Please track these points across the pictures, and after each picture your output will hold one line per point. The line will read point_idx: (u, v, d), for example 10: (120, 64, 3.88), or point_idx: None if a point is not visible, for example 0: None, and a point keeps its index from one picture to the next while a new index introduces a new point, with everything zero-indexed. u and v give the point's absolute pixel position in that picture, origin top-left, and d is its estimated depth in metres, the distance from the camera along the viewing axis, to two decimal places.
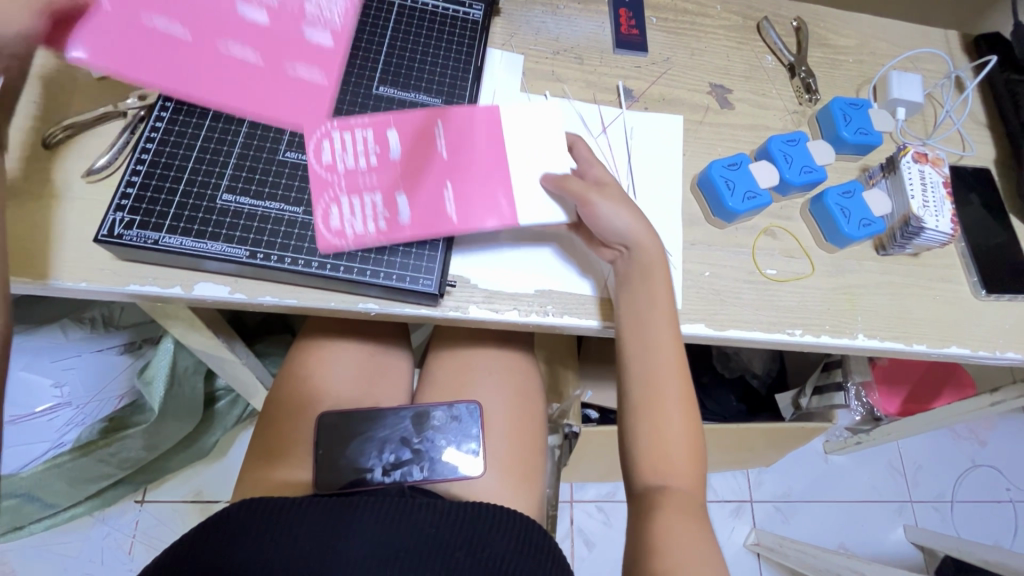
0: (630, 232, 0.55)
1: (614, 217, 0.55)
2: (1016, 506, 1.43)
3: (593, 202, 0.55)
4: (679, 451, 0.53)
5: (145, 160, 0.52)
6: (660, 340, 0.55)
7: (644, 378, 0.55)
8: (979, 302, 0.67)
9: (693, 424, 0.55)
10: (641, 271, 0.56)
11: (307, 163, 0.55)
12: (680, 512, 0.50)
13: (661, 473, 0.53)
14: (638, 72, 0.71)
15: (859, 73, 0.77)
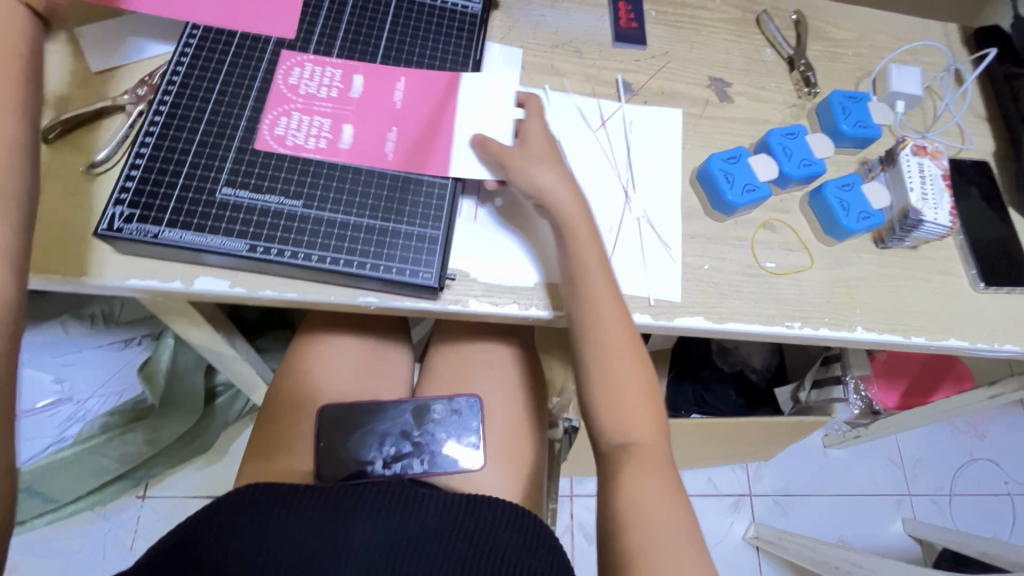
0: (550, 187, 0.56)
1: (532, 175, 0.56)
2: (1014, 499, 1.44)
3: (507, 164, 0.56)
4: (634, 406, 0.54)
5: (144, 155, 0.52)
6: (596, 291, 0.54)
7: (587, 334, 0.54)
8: (977, 295, 0.67)
9: (646, 372, 0.55)
10: (563, 220, 0.55)
11: (274, 79, 0.58)
12: (644, 470, 0.51)
13: (622, 431, 0.53)
14: (637, 65, 0.71)
15: (858, 67, 0.77)
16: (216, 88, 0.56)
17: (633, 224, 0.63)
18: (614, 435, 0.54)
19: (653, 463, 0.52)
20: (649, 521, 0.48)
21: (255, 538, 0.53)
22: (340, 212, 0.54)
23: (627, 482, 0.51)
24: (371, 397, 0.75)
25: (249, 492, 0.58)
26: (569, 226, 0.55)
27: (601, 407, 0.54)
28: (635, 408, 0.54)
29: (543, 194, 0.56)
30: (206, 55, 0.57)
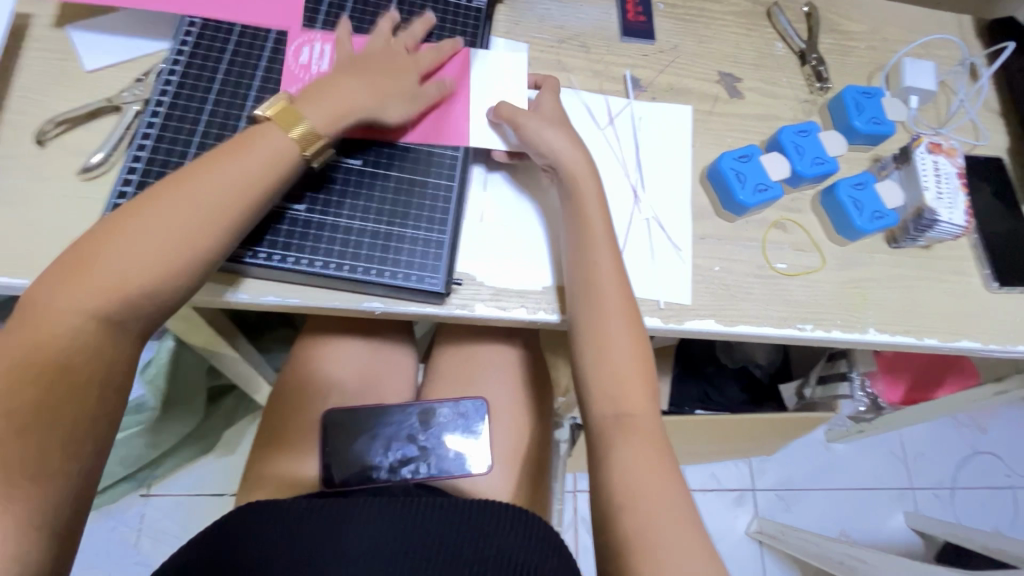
0: (563, 151, 0.56)
1: (544, 137, 0.56)
2: (1016, 492, 1.44)
3: (521, 125, 0.56)
4: (628, 376, 0.51)
5: (142, 158, 0.51)
6: (597, 257, 0.53)
7: (585, 299, 0.52)
8: (990, 295, 0.66)
9: (643, 341, 0.52)
10: (572, 182, 0.55)
11: (284, 56, 0.56)
12: (638, 443, 0.49)
13: (617, 402, 0.51)
14: (645, 60, 0.69)
15: (871, 60, 0.75)
16: (214, 87, 0.54)
17: (643, 225, 0.61)
18: (610, 405, 0.51)
19: (648, 434, 0.49)
20: None
21: (260, 553, 0.53)
22: (344, 216, 0.53)
23: (621, 456, 0.48)
24: (376, 399, 0.74)
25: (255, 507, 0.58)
26: (577, 190, 0.55)
27: (594, 377, 0.52)
28: (630, 379, 0.51)
29: (554, 157, 0.55)
30: (203, 52, 0.55)
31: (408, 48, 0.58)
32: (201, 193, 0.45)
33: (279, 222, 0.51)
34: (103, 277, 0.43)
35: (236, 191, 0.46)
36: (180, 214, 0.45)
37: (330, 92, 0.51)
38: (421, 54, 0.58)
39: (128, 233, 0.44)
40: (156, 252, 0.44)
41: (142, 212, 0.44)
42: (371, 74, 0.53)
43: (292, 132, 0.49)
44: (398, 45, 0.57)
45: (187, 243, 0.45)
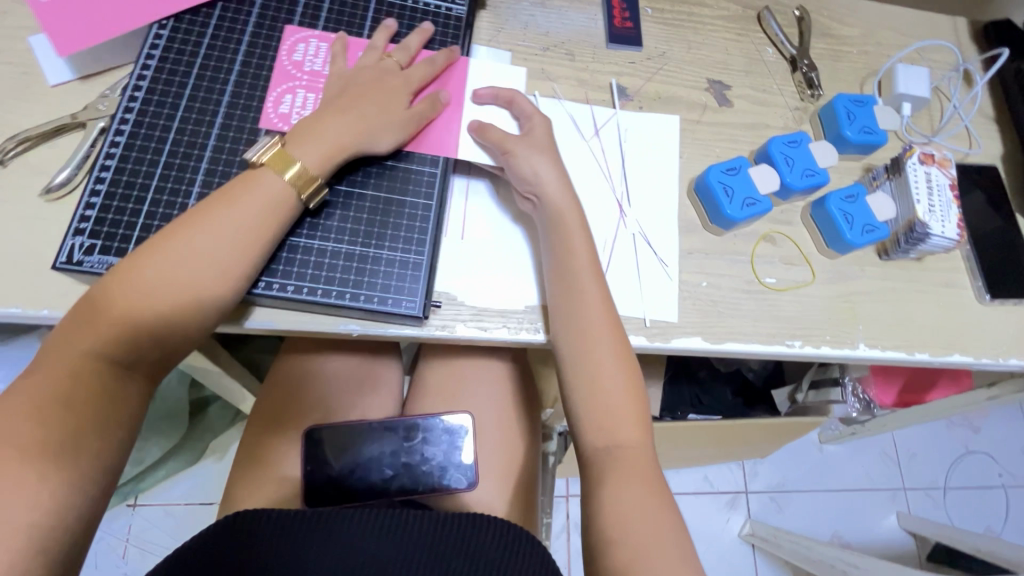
0: (546, 176, 0.54)
1: (530, 165, 0.54)
2: (1008, 491, 1.44)
3: (510, 151, 0.55)
4: (619, 406, 0.49)
5: (105, 179, 0.48)
6: (585, 285, 0.52)
7: (574, 329, 0.51)
8: (983, 307, 0.65)
9: (629, 366, 0.51)
10: (553, 209, 0.53)
11: (274, 56, 0.55)
12: (629, 477, 0.47)
13: (607, 432, 0.49)
14: (632, 67, 0.67)
15: (863, 66, 0.73)
16: (182, 102, 0.51)
17: (628, 240, 0.60)
18: (601, 438, 0.49)
19: (640, 467, 0.48)
20: None
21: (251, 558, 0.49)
22: (318, 237, 0.51)
23: (612, 490, 0.46)
24: (360, 415, 0.73)
25: (247, 515, 0.52)
26: (561, 219, 0.53)
27: (583, 407, 0.50)
28: (620, 409, 0.49)
29: (539, 185, 0.54)
30: (171, 66, 0.52)
31: (403, 65, 0.56)
32: (201, 241, 0.43)
33: (281, 249, 0.50)
34: (106, 329, 0.41)
35: (239, 238, 0.44)
36: (182, 264, 0.43)
37: (320, 129, 0.49)
38: (413, 70, 0.56)
39: (129, 286, 0.42)
40: (162, 304, 0.42)
41: (139, 263, 0.42)
42: (364, 108, 0.51)
43: (287, 176, 0.47)
44: (391, 63, 0.55)
45: (193, 291, 0.43)
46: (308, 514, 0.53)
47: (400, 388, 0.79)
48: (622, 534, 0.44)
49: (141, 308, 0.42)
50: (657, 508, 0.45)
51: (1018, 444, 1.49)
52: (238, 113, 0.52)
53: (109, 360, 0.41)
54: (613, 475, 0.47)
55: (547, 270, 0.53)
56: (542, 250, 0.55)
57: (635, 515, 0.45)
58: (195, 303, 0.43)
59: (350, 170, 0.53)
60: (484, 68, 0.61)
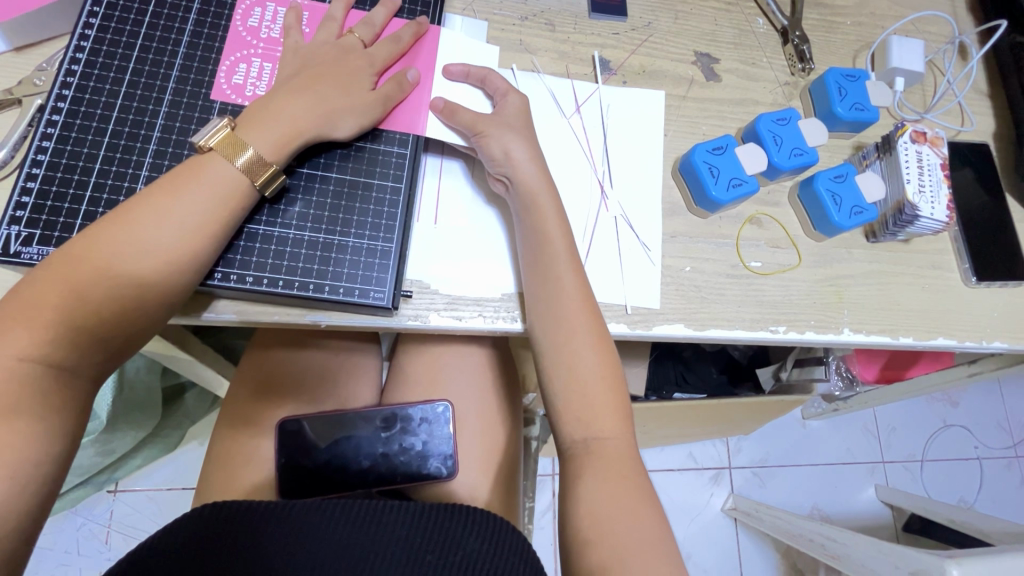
0: (522, 159, 0.51)
1: (502, 146, 0.51)
2: (983, 463, 1.48)
3: (481, 132, 0.51)
4: (596, 395, 0.48)
5: (43, 162, 0.44)
6: (561, 272, 0.49)
7: (551, 319, 0.49)
8: (968, 290, 0.64)
9: (608, 356, 0.49)
10: (528, 194, 0.50)
11: (227, 22, 0.50)
12: (607, 471, 0.46)
13: (585, 424, 0.48)
14: (616, 39, 0.64)
15: (857, 38, 0.70)
16: (125, 77, 0.47)
17: (609, 223, 0.57)
18: (577, 428, 0.48)
19: (618, 461, 0.47)
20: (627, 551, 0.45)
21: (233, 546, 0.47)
22: (278, 225, 0.48)
23: (588, 487, 0.45)
24: (336, 404, 0.71)
25: (217, 505, 0.50)
26: (537, 204, 0.50)
27: (561, 398, 0.49)
28: (598, 398, 0.48)
29: (514, 167, 0.51)
30: (111, 37, 0.48)
31: (366, 42, 0.52)
32: (144, 233, 0.40)
33: (238, 237, 0.47)
34: (43, 328, 0.38)
35: (186, 230, 0.41)
36: (126, 257, 0.40)
37: (274, 112, 0.45)
38: (378, 46, 0.52)
39: (66, 281, 0.39)
40: (104, 300, 0.40)
41: (76, 257, 0.39)
42: (323, 88, 0.47)
43: (240, 162, 0.43)
44: (353, 39, 0.51)
45: (139, 287, 0.40)
46: (281, 506, 0.51)
47: (378, 375, 0.77)
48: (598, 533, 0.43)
49: (81, 304, 0.39)
50: (633, 505, 0.44)
51: (995, 417, 1.52)
52: (189, 89, 0.48)
53: (50, 358, 0.39)
54: (592, 469, 0.46)
55: (523, 258, 0.51)
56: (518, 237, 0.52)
57: (612, 513, 0.44)
58: (141, 299, 0.41)
59: (317, 160, 0.50)
60: (455, 38, 0.57)
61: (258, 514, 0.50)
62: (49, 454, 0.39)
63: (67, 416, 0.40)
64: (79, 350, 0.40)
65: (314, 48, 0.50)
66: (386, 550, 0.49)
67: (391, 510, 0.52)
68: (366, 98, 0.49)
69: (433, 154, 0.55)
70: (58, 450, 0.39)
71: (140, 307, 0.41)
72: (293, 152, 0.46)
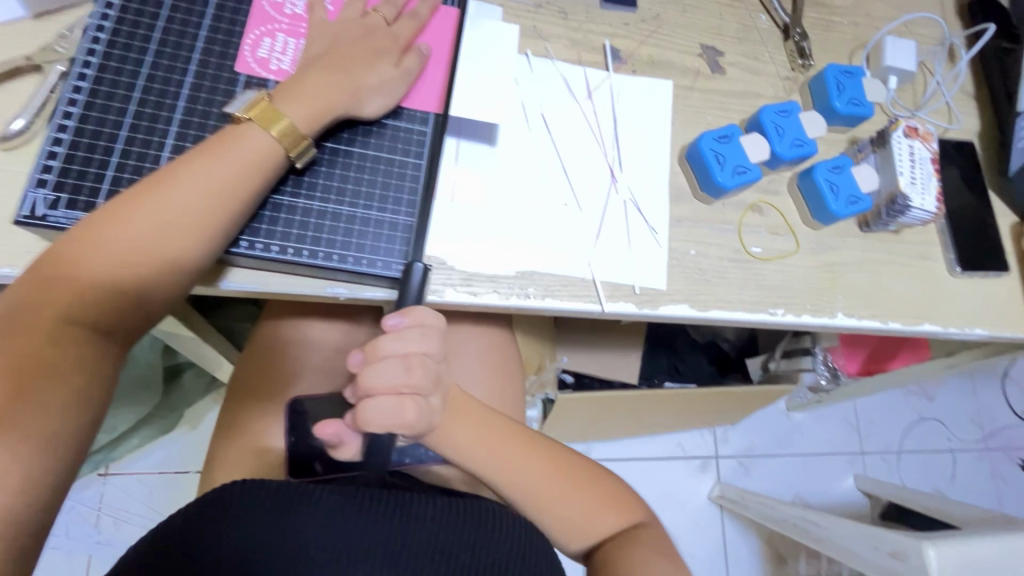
0: None
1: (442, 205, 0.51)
2: (955, 454, 1.54)
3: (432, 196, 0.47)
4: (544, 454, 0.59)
5: (68, 127, 0.44)
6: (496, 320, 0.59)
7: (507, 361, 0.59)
8: (953, 279, 0.67)
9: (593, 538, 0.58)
10: None
11: None
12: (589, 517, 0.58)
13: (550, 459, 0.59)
14: (626, 30, 0.66)
15: (853, 37, 0.73)
16: (151, 47, 0.47)
17: (619, 206, 0.59)
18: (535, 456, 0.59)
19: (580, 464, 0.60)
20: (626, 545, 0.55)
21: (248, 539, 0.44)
22: (303, 197, 0.49)
23: None
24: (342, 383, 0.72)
25: (248, 483, 0.48)
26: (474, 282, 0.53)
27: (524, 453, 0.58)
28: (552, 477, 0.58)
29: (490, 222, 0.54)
30: (137, 7, 0.48)
31: (390, 20, 0.53)
32: (181, 199, 0.42)
33: (263, 207, 0.48)
34: (81, 290, 0.40)
35: (222, 194, 0.43)
36: (165, 219, 0.41)
37: (305, 87, 0.47)
38: (400, 26, 0.53)
39: (106, 240, 0.40)
40: (143, 261, 0.41)
41: (117, 217, 0.40)
42: (348, 65, 0.49)
43: (275, 130, 0.45)
44: (376, 19, 0.52)
45: (177, 249, 0.41)
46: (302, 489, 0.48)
47: None
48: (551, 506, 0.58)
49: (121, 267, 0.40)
50: None
51: (968, 411, 1.58)
52: (214, 61, 0.48)
53: (89, 321, 0.40)
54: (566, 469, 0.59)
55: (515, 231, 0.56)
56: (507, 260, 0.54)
57: None
58: (175, 264, 0.42)
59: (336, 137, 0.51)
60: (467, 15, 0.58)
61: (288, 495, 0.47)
62: (79, 413, 0.40)
63: (96, 378, 0.41)
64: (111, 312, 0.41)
65: (340, 28, 0.51)
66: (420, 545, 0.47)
67: (420, 503, 0.50)
68: (391, 78, 0.51)
69: (451, 130, 0.57)
70: (87, 411, 0.40)
71: (175, 272, 0.42)
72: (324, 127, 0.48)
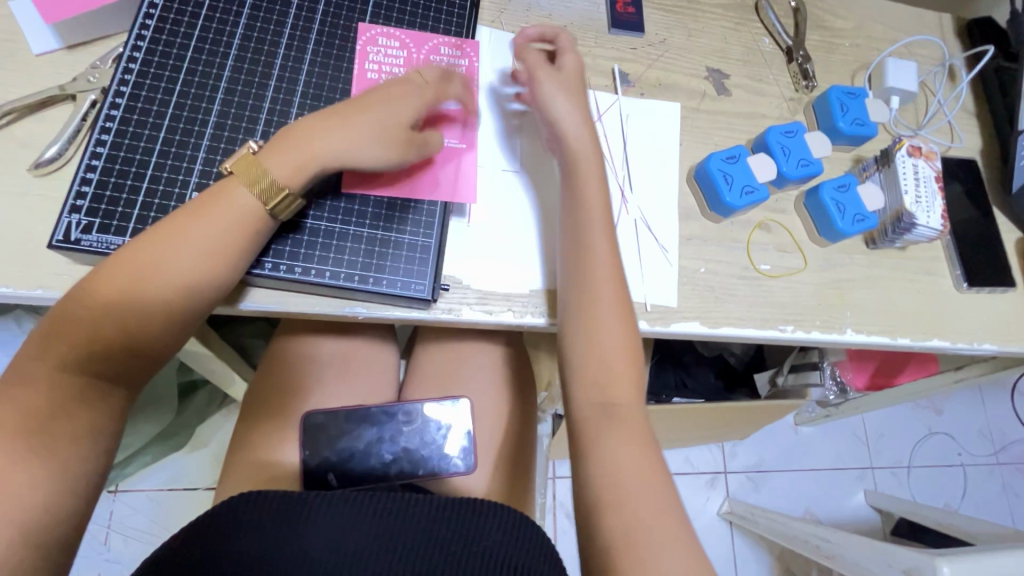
0: (573, 138, 0.54)
1: (554, 101, 0.55)
2: (966, 469, 1.53)
3: (539, 79, 0.56)
4: (619, 369, 0.51)
5: (101, 154, 0.46)
6: (594, 238, 0.53)
7: (577, 281, 0.52)
8: (960, 294, 0.68)
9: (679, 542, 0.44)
10: (574, 164, 0.54)
11: (275, 28, 0.53)
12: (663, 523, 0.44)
13: (603, 390, 0.50)
14: (634, 54, 0.68)
15: (855, 58, 0.75)
16: (179, 75, 0.49)
17: (630, 226, 0.61)
18: (594, 398, 0.51)
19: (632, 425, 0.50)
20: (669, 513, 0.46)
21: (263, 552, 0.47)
22: (326, 218, 0.51)
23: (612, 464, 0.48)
24: (358, 400, 0.72)
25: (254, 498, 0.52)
26: (578, 164, 0.54)
27: (580, 362, 0.51)
28: (614, 386, 0.51)
29: (560, 128, 0.55)
30: (166, 37, 0.50)
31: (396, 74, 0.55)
32: (188, 233, 0.44)
33: (282, 229, 0.50)
34: (83, 342, 0.42)
35: (208, 248, 0.44)
36: (156, 273, 0.43)
37: (302, 134, 0.47)
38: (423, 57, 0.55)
39: (99, 297, 0.42)
40: (155, 293, 0.43)
41: (112, 274, 0.42)
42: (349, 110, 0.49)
43: (256, 188, 0.45)
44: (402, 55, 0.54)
45: (181, 278, 0.43)
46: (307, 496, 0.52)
47: (396, 372, 0.78)
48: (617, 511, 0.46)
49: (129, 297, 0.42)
50: (657, 483, 0.47)
51: (978, 425, 1.58)
52: (240, 88, 0.50)
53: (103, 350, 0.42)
54: (607, 430, 0.49)
55: (560, 244, 0.54)
56: (557, 249, 0.55)
57: (637, 490, 0.46)
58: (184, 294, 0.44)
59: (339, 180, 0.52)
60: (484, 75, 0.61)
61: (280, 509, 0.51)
62: None
63: None
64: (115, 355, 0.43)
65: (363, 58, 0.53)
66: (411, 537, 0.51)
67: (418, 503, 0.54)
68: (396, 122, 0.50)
69: (506, 157, 0.59)
70: None
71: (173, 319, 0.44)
72: (310, 176, 0.47)
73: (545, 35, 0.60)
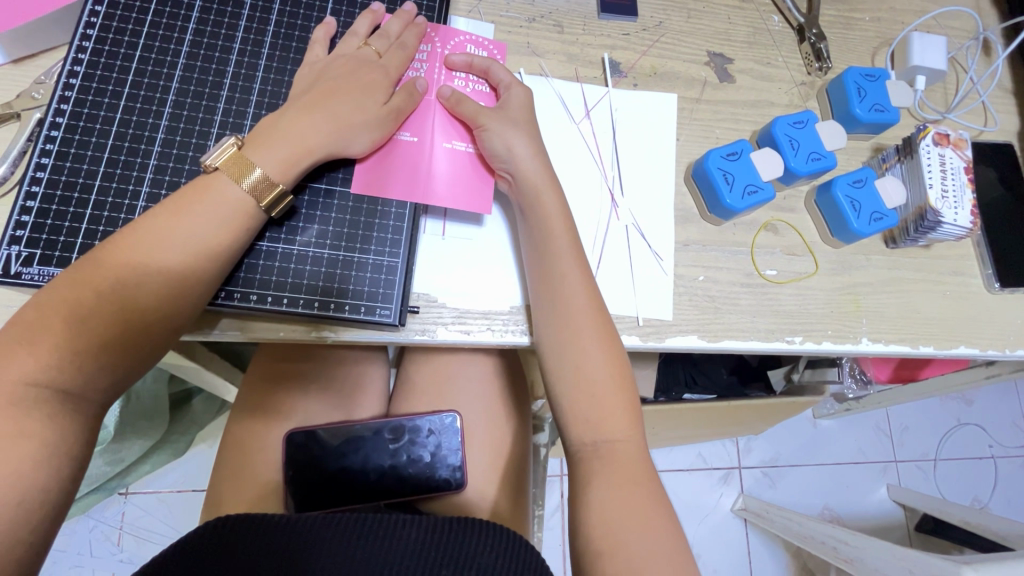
0: (527, 162, 0.50)
1: (503, 141, 0.50)
2: (997, 461, 1.46)
3: (482, 125, 0.50)
4: (605, 404, 0.48)
5: (42, 180, 0.45)
6: (564, 267, 0.49)
7: (550, 318, 0.49)
8: (992, 296, 0.61)
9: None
10: (533, 194, 0.50)
11: (227, 35, 0.50)
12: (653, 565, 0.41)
13: (594, 428, 0.47)
14: (627, 40, 0.62)
15: (876, 34, 0.68)
16: (124, 90, 0.47)
17: (620, 232, 0.56)
18: (580, 437, 0.48)
19: (627, 465, 0.46)
20: (658, 551, 0.42)
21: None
22: (283, 242, 0.48)
23: (599, 495, 0.45)
24: (344, 414, 0.69)
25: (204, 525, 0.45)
26: (538, 201, 0.50)
27: (566, 399, 0.48)
28: (601, 416, 0.47)
29: (515, 159, 0.50)
30: (109, 49, 0.48)
31: (383, 54, 0.51)
32: (166, 236, 0.40)
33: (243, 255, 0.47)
34: (38, 354, 0.37)
35: (192, 247, 0.41)
36: (127, 281, 0.39)
37: (284, 130, 0.45)
38: (387, 56, 0.50)
39: (71, 303, 0.38)
40: (130, 300, 0.39)
41: (78, 280, 0.39)
42: (335, 104, 0.46)
43: (246, 182, 0.43)
44: (370, 53, 0.50)
45: (159, 285, 0.40)
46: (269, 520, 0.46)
47: (385, 384, 0.75)
48: (609, 550, 0.42)
49: (98, 304, 0.39)
50: (649, 517, 0.43)
51: (1011, 416, 1.49)
52: (189, 101, 0.48)
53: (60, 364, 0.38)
54: (598, 471, 0.46)
55: (527, 266, 0.51)
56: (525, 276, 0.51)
57: (625, 524, 0.43)
58: (158, 301, 0.40)
59: (307, 188, 0.49)
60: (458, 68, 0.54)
61: (237, 538, 0.44)
62: (58, 477, 0.37)
63: (74, 443, 0.39)
64: (78, 370, 0.38)
65: (329, 62, 0.49)
66: (398, 562, 0.44)
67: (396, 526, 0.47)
68: (378, 113, 0.48)
69: None
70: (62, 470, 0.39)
71: (146, 330, 0.40)
72: (302, 170, 0.45)
73: (474, 65, 0.53)
